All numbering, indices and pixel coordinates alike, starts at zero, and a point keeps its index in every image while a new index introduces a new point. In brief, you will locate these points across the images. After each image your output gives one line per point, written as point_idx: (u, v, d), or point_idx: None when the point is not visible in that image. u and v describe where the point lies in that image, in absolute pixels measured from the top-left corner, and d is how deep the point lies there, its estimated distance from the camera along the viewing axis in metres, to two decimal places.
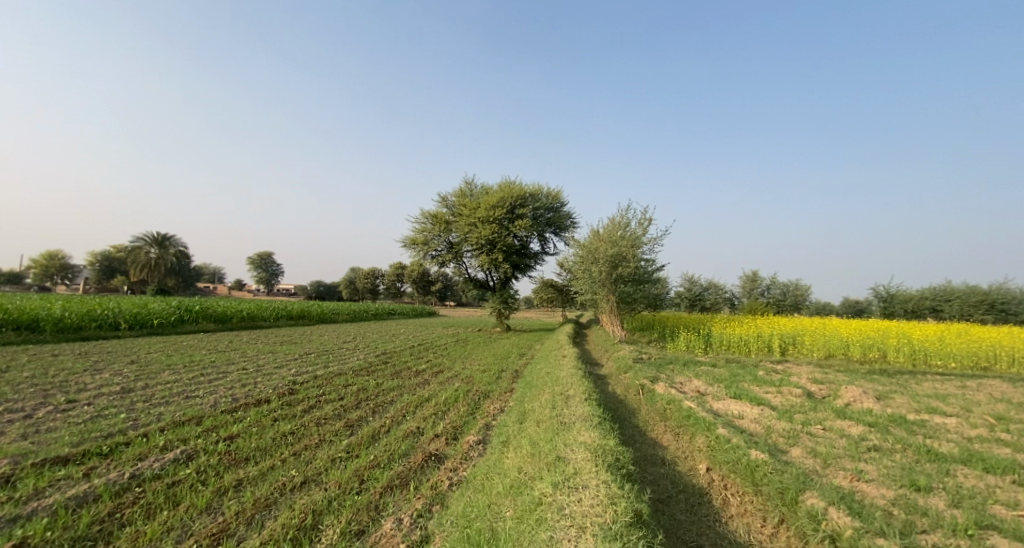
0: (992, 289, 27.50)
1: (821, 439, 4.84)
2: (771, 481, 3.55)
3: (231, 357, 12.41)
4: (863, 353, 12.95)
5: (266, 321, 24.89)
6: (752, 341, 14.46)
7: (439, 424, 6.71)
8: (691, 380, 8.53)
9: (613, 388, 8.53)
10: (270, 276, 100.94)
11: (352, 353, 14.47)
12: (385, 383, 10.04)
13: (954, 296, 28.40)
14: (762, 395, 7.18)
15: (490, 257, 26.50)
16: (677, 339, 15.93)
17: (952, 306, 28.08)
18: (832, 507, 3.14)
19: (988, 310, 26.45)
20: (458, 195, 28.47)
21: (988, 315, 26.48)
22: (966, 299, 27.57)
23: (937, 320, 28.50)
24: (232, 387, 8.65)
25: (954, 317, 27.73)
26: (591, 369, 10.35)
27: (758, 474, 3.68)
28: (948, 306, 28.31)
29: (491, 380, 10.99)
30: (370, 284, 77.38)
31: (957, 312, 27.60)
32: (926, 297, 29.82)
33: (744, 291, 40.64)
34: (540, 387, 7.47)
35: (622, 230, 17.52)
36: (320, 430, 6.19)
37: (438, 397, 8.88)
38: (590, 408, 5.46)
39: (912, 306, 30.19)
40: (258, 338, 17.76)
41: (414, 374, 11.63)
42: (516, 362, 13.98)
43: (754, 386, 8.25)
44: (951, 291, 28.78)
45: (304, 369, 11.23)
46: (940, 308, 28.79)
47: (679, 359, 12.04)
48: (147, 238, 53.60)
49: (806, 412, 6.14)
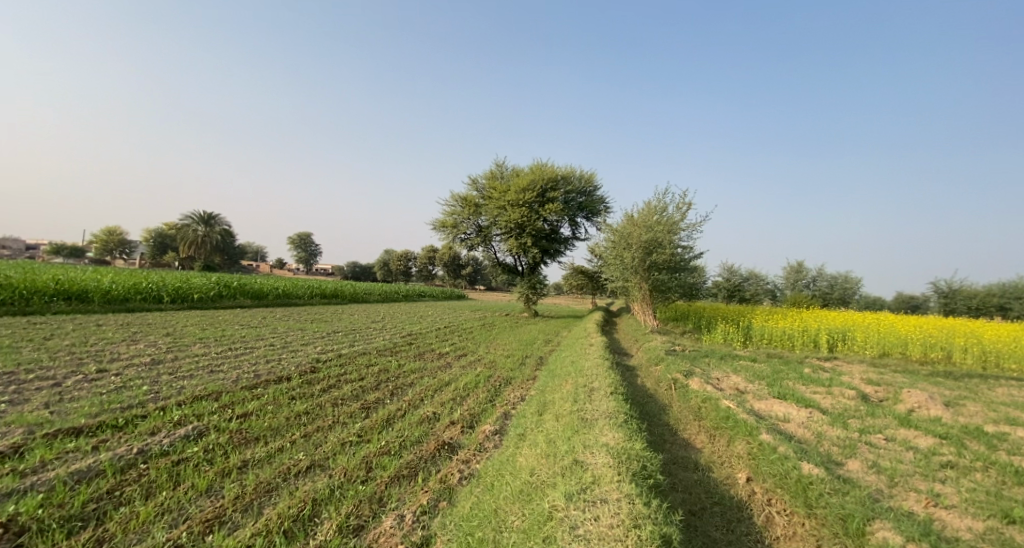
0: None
1: (882, 451, 4.23)
2: (828, 503, 3.03)
3: (261, 333, 12.60)
4: (923, 353, 11.85)
5: (301, 298, 25.46)
6: (796, 335, 13.54)
7: (457, 410, 6.44)
8: (728, 375, 7.93)
9: (643, 381, 8.06)
10: (310, 255, 104.09)
11: (379, 334, 14.47)
12: (408, 365, 9.88)
13: None
14: (809, 395, 6.53)
15: (519, 241, 26.07)
16: (715, 330, 15.14)
17: (1021, 304, 25.75)
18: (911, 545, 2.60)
19: None
20: (488, 178, 28.05)
21: None
22: None
23: (1003, 319, 26.22)
24: (256, 362, 8.68)
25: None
26: (619, 360, 9.86)
27: (812, 493, 3.16)
28: (1017, 304, 25.97)
29: (515, 366, 10.69)
30: (404, 266, 78.54)
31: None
32: (992, 294, 27.45)
33: (787, 283, 38.71)
34: (564, 376, 7.07)
35: (658, 215, 16.71)
36: (335, 412, 6.02)
37: (459, 381, 8.65)
38: (616, 403, 5.02)
39: (976, 303, 27.87)
40: (291, 315, 18.09)
41: (438, 356, 11.47)
42: (543, 349, 13.61)
43: (799, 384, 7.57)
44: (1022, 288, 26.36)
45: (330, 347, 11.23)
46: (1007, 306, 26.45)
47: (716, 352, 11.38)
48: (194, 217, 56.00)
49: (861, 417, 5.49)
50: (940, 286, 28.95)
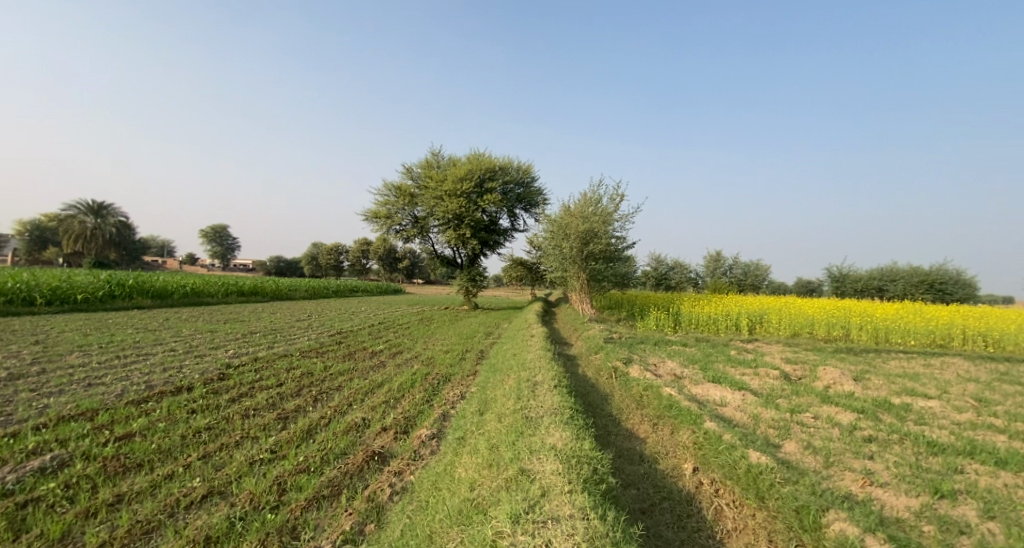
0: (933, 269, 28.89)
1: (814, 430, 4.25)
2: (784, 495, 2.93)
3: (161, 337, 11.14)
4: (828, 331, 12.88)
5: (214, 297, 23.19)
6: (720, 319, 14.26)
7: (389, 414, 5.91)
8: (665, 361, 8.03)
9: (583, 371, 7.94)
10: (225, 250, 96.05)
11: (304, 333, 13.38)
12: (336, 366, 9.11)
13: (899, 276, 29.66)
14: (740, 378, 6.71)
15: (457, 232, 25.45)
16: (647, 317, 15.59)
17: (896, 285, 29.32)
18: (870, 537, 2.54)
19: (929, 290, 27.91)
20: (424, 167, 27.08)
21: (928, 295, 27.97)
22: (909, 279, 28.90)
23: (882, 299, 29.70)
24: (151, 371, 7.54)
25: (898, 296, 28.94)
26: (559, 350, 9.74)
27: (764, 483, 3.06)
28: (893, 286, 29.54)
29: (453, 362, 10.26)
30: (333, 261, 74.79)
31: (901, 292, 28.79)
32: (874, 278, 30.99)
33: (707, 271, 41.30)
34: (505, 371, 6.76)
35: (594, 206, 16.87)
36: (245, 425, 5.27)
37: (392, 381, 8.07)
38: (560, 398, 4.78)
39: (861, 286, 31.36)
40: (200, 315, 16.31)
41: (370, 355, 10.73)
42: (481, 342, 13.26)
43: (729, 367, 7.81)
44: (896, 272, 29.98)
45: (244, 350, 10.13)
46: (886, 288, 29.98)
47: (649, 339, 11.64)
48: (82, 207, 49.44)
49: (789, 396, 5.68)
50: (833, 271, 32.19)
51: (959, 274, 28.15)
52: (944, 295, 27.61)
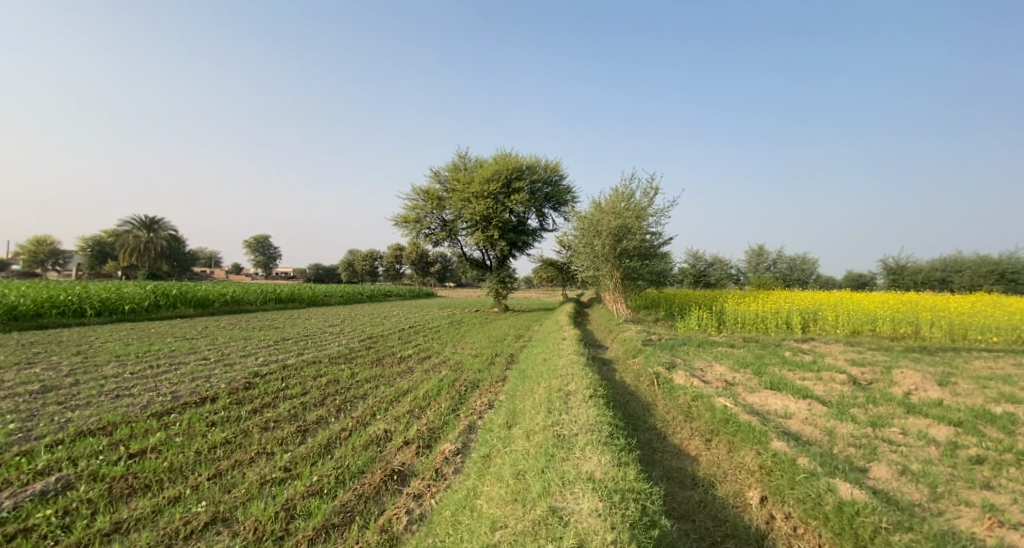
0: (1004, 257, 26.43)
1: (906, 449, 3.56)
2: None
3: (195, 345, 11.24)
4: (894, 329, 11.70)
5: (253, 304, 23.74)
6: (769, 317, 13.26)
7: (413, 427, 5.52)
8: (711, 365, 7.33)
9: (621, 377, 7.35)
10: (267, 260, 99.66)
11: (334, 339, 13.27)
12: (363, 373, 8.85)
13: (965, 266, 27.29)
14: (800, 384, 5.96)
15: (486, 234, 25.14)
16: (688, 317, 14.70)
17: (962, 277, 26.96)
18: None
19: (1000, 280, 25.60)
20: (451, 170, 26.97)
21: (1000, 285, 25.66)
22: (977, 270, 26.55)
23: (946, 291, 27.39)
24: (178, 381, 7.47)
25: (965, 288, 26.61)
26: (593, 354, 9.16)
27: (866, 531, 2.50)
28: (958, 277, 27.19)
29: (483, 367, 9.82)
30: (368, 267, 76.32)
31: (968, 284, 26.45)
32: (936, 269, 28.67)
33: (748, 267, 39.41)
34: (536, 379, 6.27)
35: (626, 201, 16.15)
36: (262, 439, 5.00)
37: (418, 389, 7.71)
38: (597, 410, 4.25)
39: (922, 278, 29.05)
40: (237, 323, 16.58)
41: (398, 361, 10.45)
42: (513, 345, 12.80)
43: (785, 370, 7.02)
44: (961, 262, 27.63)
45: (274, 358, 10.04)
46: (949, 279, 27.64)
47: (692, 340, 10.87)
48: (134, 223, 52.26)
49: (863, 406, 4.94)
50: (889, 263, 29.93)
51: None
52: (1019, 285, 25.28)
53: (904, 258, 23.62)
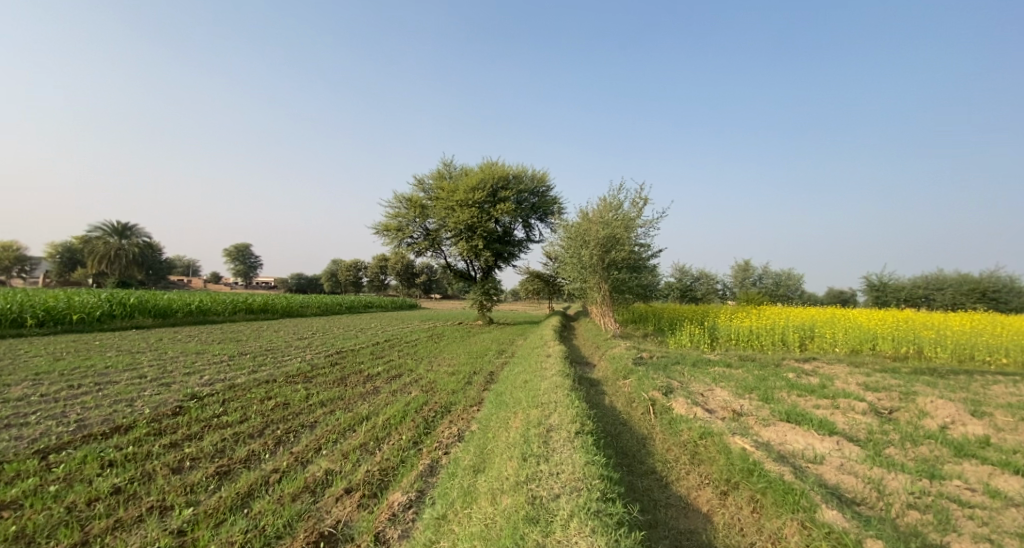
0: (984, 276, 26.46)
1: (988, 518, 2.73)
2: None
3: (138, 361, 10.07)
4: (895, 349, 11.12)
5: (221, 314, 22.43)
6: (764, 334, 12.60)
7: (360, 468, 4.55)
8: (712, 389, 6.51)
9: (611, 403, 6.49)
10: (249, 269, 97.48)
11: (299, 354, 12.18)
12: (320, 395, 7.82)
13: (946, 284, 27.21)
14: (818, 414, 5.14)
15: (470, 244, 24.27)
16: (679, 333, 13.95)
17: (944, 294, 26.87)
18: None
19: (981, 299, 25.59)
20: (435, 178, 26.15)
21: (980, 304, 25.65)
22: (958, 288, 26.51)
23: (929, 309, 27.25)
24: (96, 406, 6.39)
25: (946, 306, 26.45)
26: (579, 374, 8.27)
27: None
28: (940, 294, 27.09)
29: (458, 387, 8.87)
30: (352, 278, 74.93)
31: (950, 301, 26.28)
32: (918, 286, 28.52)
33: (734, 282, 39.11)
34: (513, 407, 5.34)
35: (614, 211, 15.45)
36: (164, 487, 4.00)
37: (379, 414, 6.72)
38: (585, 456, 3.36)
39: (905, 295, 28.88)
40: (196, 335, 15.37)
41: (364, 380, 9.43)
42: (493, 363, 11.82)
43: (795, 396, 6.23)
44: (943, 279, 27.58)
45: (223, 375, 8.95)
46: (932, 297, 27.52)
47: (686, 358, 10.08)
48: (106, 229, 50.29)
49: (901, 446, 4.12)
50: (872, 280, 29.69)
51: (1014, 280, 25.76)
52: (999, 304, 25.26)
53: (889, 276, 23.39)
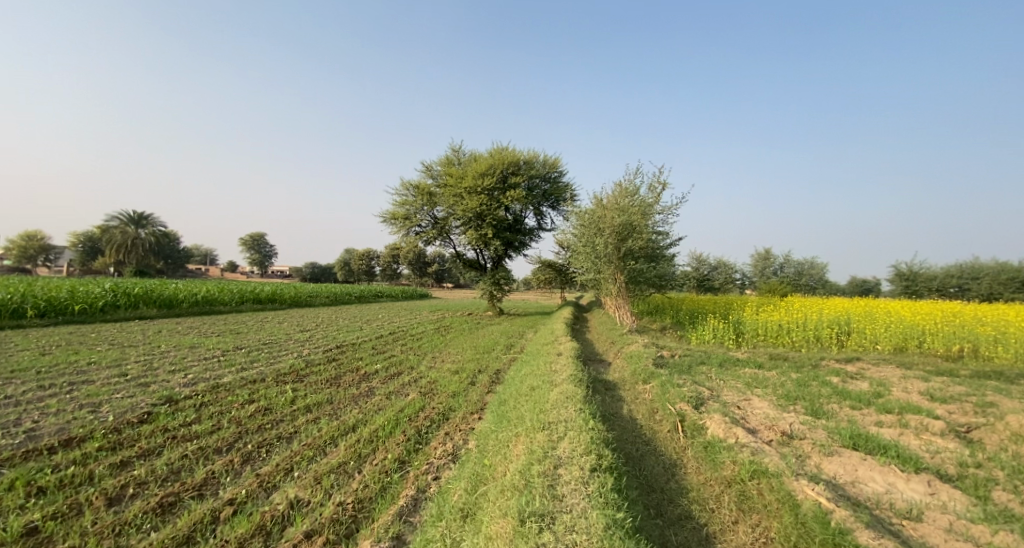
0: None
1: None
2: None
3: (124, 356, 9.48)
4: (946, 346, 10.11)
5: (228, 304, 21.94)
6: (796, 329, 11.61)
7: (332, 501, 3.80)
8: (749, 400, 5.64)
9: (632, 414, 5.65)
10: (264, 258, 98.11)
11: (296, 349, 11.51)
12: (309, 397, 7.09)
13: (982, 273, 25.51)
14: (888, 438, 4.22)
15: (479, 232, 23.44)
16: (701, 327, 13.00)
17: (979, 284, 25.21)
18: None
19: (1019, 289, 23.87)
20: (444, 164, 25.29)
21: (1019, 294, 23.92)
22: (995, 277, 24.80)
23: (962, 300, 25.64)
24: (55, 411, 5.73)
25: (981, 297, 24.90)
26: (594, 376, 7.41)
27: None
28: (975, 284, 25.42)
29: (461, 388, 8.13)
30: (365, 266, 74.94)
31: (985, 292, 24.70)
32: (952, 275, 26.86)
33: (754, 271, 37.75)
34: (517, 426, 4.50)
35: (631, 196, 14.43)
36: (90, 530, 3.31)
37: (369, 422, 5.96)
38: (605, 520, 2.54)
39: (936, 284, 27.28)
40: (196, 327, 14.82)
41: (361, 380, 8.71)
42: (500, 360, 11.03)
43: (850, 410, 5.32)
44: (978, 268, 25.91)
45: (208, 373, 8.28)
46: (966, 287, 25.89)
47: (711, 358, 9.19)
48: (122, 218, 50.42)
49: (1014, 489, 3.21)
50: (902, 269, 28.15)
51: None
52: None
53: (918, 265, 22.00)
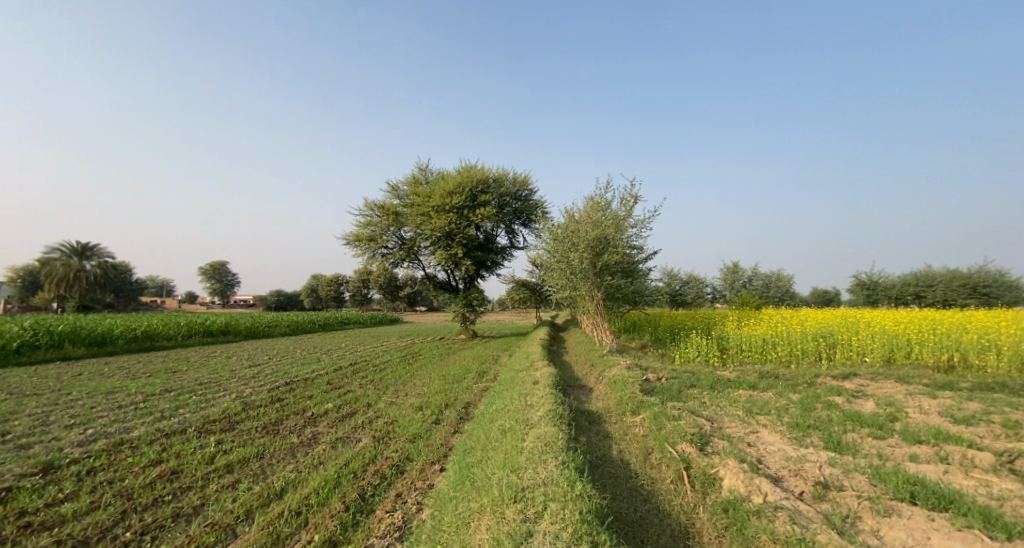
0: (972, 271, 25.22)
1: None
2: None
3: (18, 408, 7.95)
4: (936, 357, 9.70)
5: (172, 338, 20.03)
6: (781, 343, 11.07)
7: None
8: (758, 433, 4.80)
9: (623, 458, 4.72)
10: (226, 287, 94.01)
11: (237, 389, 10.12)
12: (235, 451, 5.88)
13: (936, 280, 25.99)
14: (940, 483, 3.41)
15: (449, 253, 22.45)
16: (683, 344, 12.29)
17: (935, 291, 25.65)
18: None
19: (971, 294, 24.26)
20: (410, 183, 24.36)
21: (971, 300, 24.31)
22: (948, 284, 25.24)
23: (921, 307, 26.00)
24: None
25: (937, 303, 25.25)
26: (576, 409, 6.47)
27: None
28: (931, 292, 25.87)
29: (423, 429, 7.05)
30: (334, 292, 72.55)
31: (941, 298, 25.11)
32: (909, 283, 27.37)
33: (724, 285, 37.90)
34: (482, 491, 3.50)
35: (605, 210, 13.81)
36: None
37: (302, 484, 4.81)
38: None
39: (895, 293, 27.71)
40: (127, 366, 13.15)
41: (306, 424, 7.50)
42: (471, 391, 9.93)
43: (876, 443, 4.54)
44: (933, 276, 26.45)
45: (117, 425, 6.91)
46: (924, 294, 26.31)
47: (701, 379, 8.39)
48: (65, 250, 46.89)
49: None
50: (862, 279, 28.70)
51: (1002, 274, 24.52)
52: (990, 299, 24.13)
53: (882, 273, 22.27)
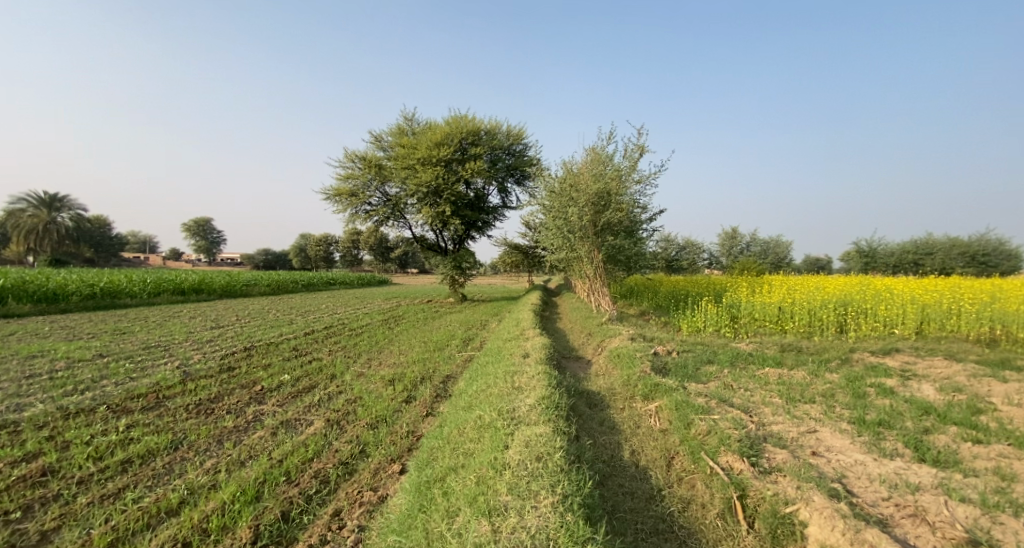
0: (973, 240, 24.20)
1: None
2: None
3: None
4: (977, 330, 8.58)
5: (137, 296, 18.60)
6: (801, 313, 9.90)
7: None
8: (821, 435, 3.61)
9: (640, 466, 3.52)
10: (212, 246, 91.55)
11: (186, 355, 8.86)
12: (145, 440, 4.69)
13: (936, 248, 25.02)
14: None
15: (436, 210, 20.89)
16: (690, 312, 11.16)
17: (934, 259, 24.70)
18: None
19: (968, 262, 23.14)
20: (395, 134, 22.47)
21: (968, 268, 23.32)
22: (948, 252, 24.26)
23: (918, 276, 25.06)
24: None
25: (936, 272, 24.28)
26: (574, 391, 5.27)
27: None
28: (930, 260, 24.91)
29: (390, 409, 5.86)
30: (322, 252, 70.79)
31: (940, 266, 24.16)
32: (908, 251, 26.37)
33: (720, 251, 36.85)
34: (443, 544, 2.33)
35: (607, 162, 12.29)
36: None
37: (210, 494, 3.61)
38: None
39: (894, 260, 26.67)
40: (72, 327, 11.80)
41: (250, 401, 6.27)
42: (452, 362, 8.75)
43: (982, 452, 3.37)
44: (933, 244, 25.44)
45: (13, 403, 5.66)
46: (922, 263, 25.32)
47: (718, 354, 7.22)
48: (32, 201, 44.17)
49: None
50: (862, 247, 27.53)
51: (1006, 243, 23.50)
52: (988, 268, 23.23)
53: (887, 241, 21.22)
